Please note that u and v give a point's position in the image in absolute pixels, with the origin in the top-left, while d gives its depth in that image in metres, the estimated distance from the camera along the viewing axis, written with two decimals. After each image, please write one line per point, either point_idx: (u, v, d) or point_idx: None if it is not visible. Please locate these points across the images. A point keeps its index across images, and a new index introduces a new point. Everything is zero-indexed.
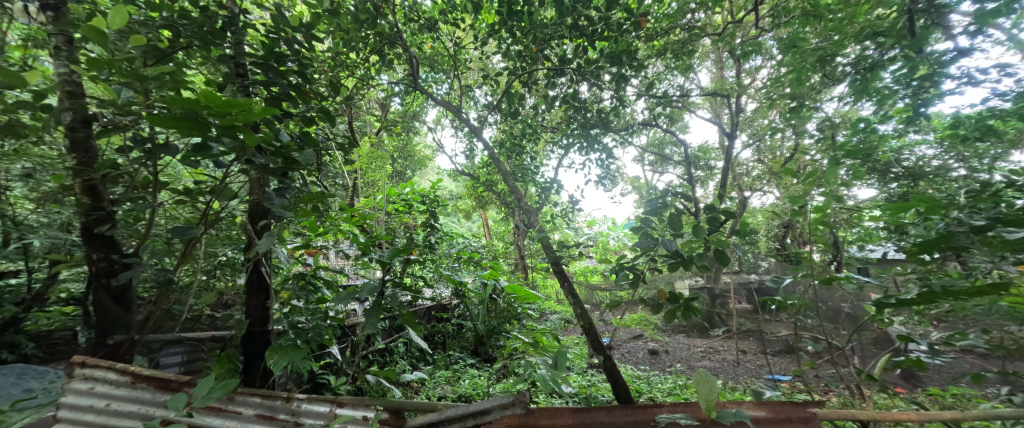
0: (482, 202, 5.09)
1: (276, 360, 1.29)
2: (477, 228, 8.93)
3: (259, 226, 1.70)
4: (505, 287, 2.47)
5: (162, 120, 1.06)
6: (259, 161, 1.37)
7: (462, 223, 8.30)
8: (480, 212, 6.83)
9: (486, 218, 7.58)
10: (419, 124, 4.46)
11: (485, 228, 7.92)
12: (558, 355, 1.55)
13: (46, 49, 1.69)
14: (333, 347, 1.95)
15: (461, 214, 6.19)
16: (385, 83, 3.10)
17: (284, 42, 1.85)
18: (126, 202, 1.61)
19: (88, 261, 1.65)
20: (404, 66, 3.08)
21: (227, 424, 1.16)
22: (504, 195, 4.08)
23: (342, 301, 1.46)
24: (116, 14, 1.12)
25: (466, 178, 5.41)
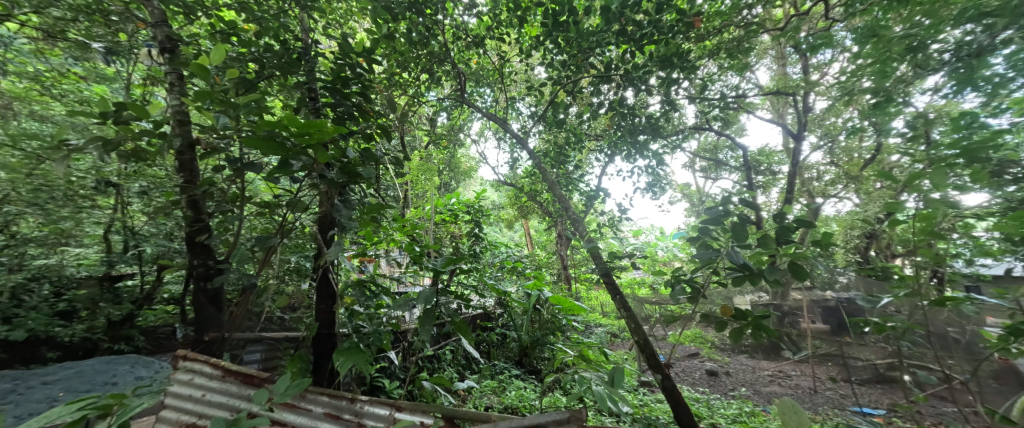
0: (524, 211, 5.11)
1: (342, 363, 1.36)
2: (519, 237, 8.83)
3: (327, 235, 1.84)
4: (548, 298, 2.35)
5: (252, 141, 1.24)
6: (329, 175, 1.52)
7: (505, 233, 8.32)
8: (523, 222, 6.89)
9: (528, 228, 7.56)
10: (464, 136, 4.55)
11: (527, 238, 7.86)
12: (615, 372, 1.47)
13: (161, 85, 2.01)
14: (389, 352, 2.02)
15: (504, 224, 6.24)
16: (433, 99, 3.22)
17: (349, 67, 2.04)
18: (219, 214, 1.83)
19: (189, 266, 1.90)
20: (451, 84, 3.20)
21: (301, 420, 1.26)
22: (548, 206, 4.02)
23: (399, 308, 1.52)
24: (216, 52, 1.31)
25: (508, 188, 5.44)
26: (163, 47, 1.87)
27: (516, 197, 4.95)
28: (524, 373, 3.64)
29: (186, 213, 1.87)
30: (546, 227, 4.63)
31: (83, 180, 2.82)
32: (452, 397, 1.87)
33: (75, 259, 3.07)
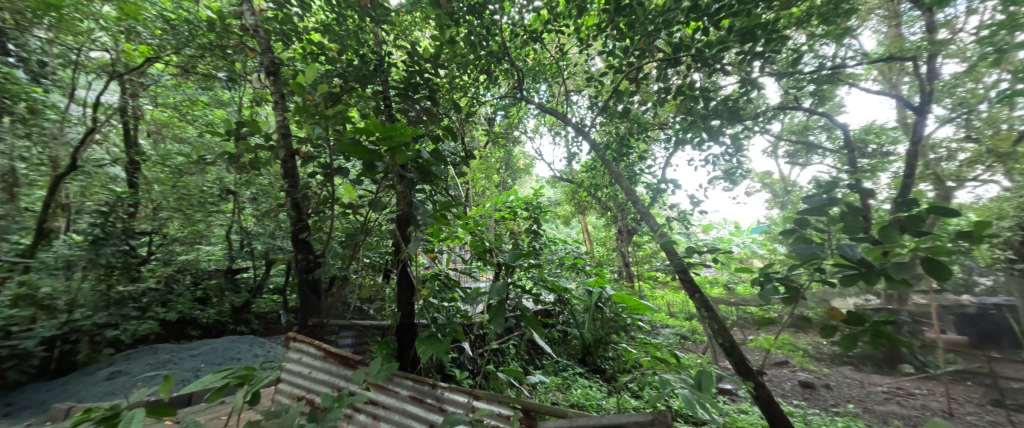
0: (582, 207, 4.99)
1: (423, 350, 1.47)
2: (576, 233, 8.62)
3: (405, 232, 1.98)
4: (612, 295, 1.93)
5: (348, 147, 1.47)
6: (408, 175, 1.69)
7: (561, 229, 8.17)
8: (581, 219, 6.74)
9: (586, 224, 7.38)
10: (520, 134, 4.58)
11: (585, 235, 7.67)
12: (702, 375, 1.38)
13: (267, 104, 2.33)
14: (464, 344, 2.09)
15: (562, 220, 6.15)
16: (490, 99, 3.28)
17: (418, 74, 2.20)
18: (316, 214, 2.08)
19: (295, 260, 2.19)
20: (509, 82, 3.22)
21: (391, 400, 1.45)
22: (607, 202, 3.87)
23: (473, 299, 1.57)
24: (310, 71, 1.53)
25: (565, 184, 5.36)
26: (268, 71, 2.16)
27: (574, 192, 4.84)
28: (589, 372, 3.57)
29: (290, 214, 2.15)
30: (606, 223, 4.46)
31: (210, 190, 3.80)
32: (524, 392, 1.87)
33: (206, 255, 4.12)
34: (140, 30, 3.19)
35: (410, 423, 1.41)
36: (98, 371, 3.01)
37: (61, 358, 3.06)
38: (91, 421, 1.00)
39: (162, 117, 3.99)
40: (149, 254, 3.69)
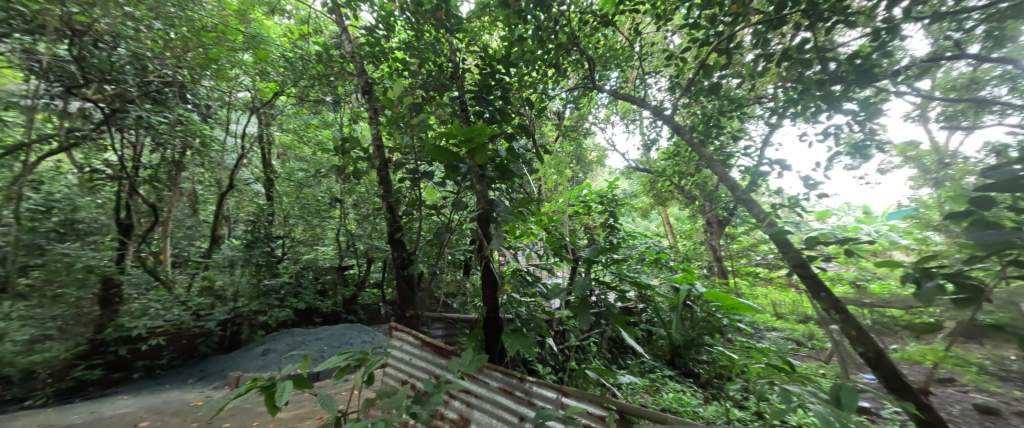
0: (663, 198, 4.65)
1: (510, 345, 1.52)
2: (655, 226, 8.07)
3: (486, 230, 2.05)
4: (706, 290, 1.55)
5: (433, 151, 1.60)
6: (487, 173, 1.78)
7: (639, 223, 7.72)
8: (661, 211, 6.28)
9: (666, 216, 6.87)
10: (590, 126, 4.43)
11: (664, 228, 7.15)
12: (846, 391, 0.99)
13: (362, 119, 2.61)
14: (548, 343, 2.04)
15: (640, 213, 5.81)
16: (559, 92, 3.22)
17: (491, 74, 2.29)
18: (407, 216, 2.29)
19: (390, 258, 2.45)
20: (577, 73, 3.14)
21: (484, 390, 1.60)
22: (696, 191, 3.47)
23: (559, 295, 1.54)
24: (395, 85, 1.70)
25: (642, 174, 5.04)
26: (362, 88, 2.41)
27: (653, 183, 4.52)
28: (680, 376, 3.31)
29: (385, 217, 2.40)
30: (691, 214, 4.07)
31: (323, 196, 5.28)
32: (615, 392, 1.80)
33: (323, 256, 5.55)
34: (269, 70, 4.45)
35: (501, 413, 1.52)
36: (255, 348, 4.50)
37: (230, 336, 4.74)
38: (258, 387, 1.33)
39: (286, 140, 5.76)
40: (283, 256, 5.20)
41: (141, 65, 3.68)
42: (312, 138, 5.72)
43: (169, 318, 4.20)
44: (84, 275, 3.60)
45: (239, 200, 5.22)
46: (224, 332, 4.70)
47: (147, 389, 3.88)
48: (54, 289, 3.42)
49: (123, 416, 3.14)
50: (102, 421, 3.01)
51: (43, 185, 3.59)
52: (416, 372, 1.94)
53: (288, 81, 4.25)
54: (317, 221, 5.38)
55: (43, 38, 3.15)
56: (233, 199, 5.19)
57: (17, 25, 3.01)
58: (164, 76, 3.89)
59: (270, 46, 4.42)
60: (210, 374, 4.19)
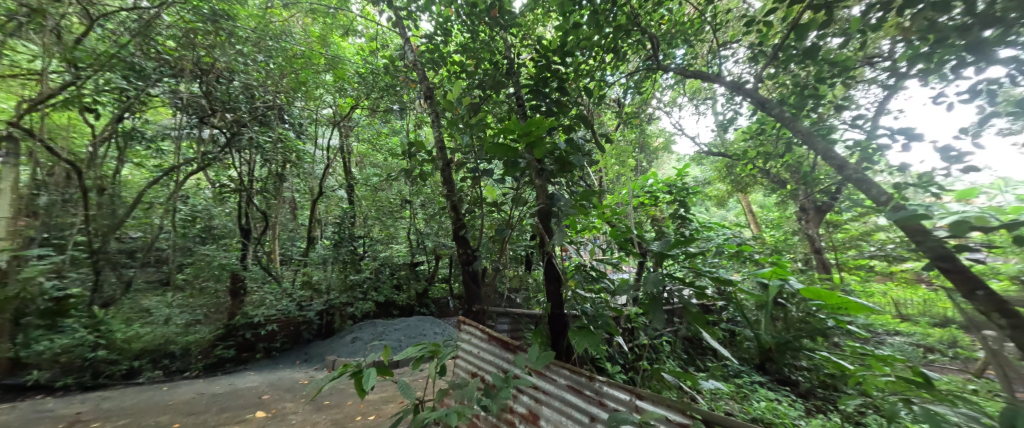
0: (743, 183, 4.20)
1: (578, 343, 1.46)
2: (734, 216, 7.34)
3: (547, 225, 2.01)
4: (794, 288, 1.31)
5: (491, 148, 1.60)
6: (547, 167, 1.74)
7: (715, 213, 7.09)
8: (742, 198, 5.68)
9: (748, 204, 6.20)
10: (654, 111, 4.17)
11: (746, 218, 6.47)
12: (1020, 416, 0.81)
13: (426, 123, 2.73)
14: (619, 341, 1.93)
15: (716, 202, 5.32)
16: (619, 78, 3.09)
17: (547, 66, 2.24)
18: (469, 214, 2.34)
19: (456, 255, 2.54)
20: (637, 56, 2.98)
21: (553, 387, 1.56)
22: (781, 176, 3.09)
23: (632, 291, 1.41)
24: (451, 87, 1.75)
25: (717, 159, 4.61)
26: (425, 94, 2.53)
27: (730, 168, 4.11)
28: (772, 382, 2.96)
29: (449, 216, 2.49)
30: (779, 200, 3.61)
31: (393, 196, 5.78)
32: (699, 398, 1.63)
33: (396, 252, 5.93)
34: (347, 86, 5.32)
35: (572, 411, 1.48)
36: (345, 335, 5.00)
37: (325, 325, 5.35)
38: (348, 372, 1.48)
39: (362, 149, 6.41)
40: (364, 253, 5.71)
41: (250, 94, 4.85)
42: (383, 146, 6.34)
43: (278, 308, 4.96)
44: (219, 271, 4.70)
45: (327, 205, 6.10)
46: (321, 321, 5.35)
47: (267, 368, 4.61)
48: (201, 281, 4.61)
49: (249, 389, 3.74)
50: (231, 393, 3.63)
51: (190, 200, 5.03)
52: (485, 365, 1.97)
53: (362, 94, 5.12)
54: (390, 222, 5.78)
55: (182, 79, 4.40)
56: (323, 204, 6.08)
57: (166, 71, 4.26)
58: (268, 101, 4.98)
59: (346, 64, 5.32)
60: (313, 357, 4.79)
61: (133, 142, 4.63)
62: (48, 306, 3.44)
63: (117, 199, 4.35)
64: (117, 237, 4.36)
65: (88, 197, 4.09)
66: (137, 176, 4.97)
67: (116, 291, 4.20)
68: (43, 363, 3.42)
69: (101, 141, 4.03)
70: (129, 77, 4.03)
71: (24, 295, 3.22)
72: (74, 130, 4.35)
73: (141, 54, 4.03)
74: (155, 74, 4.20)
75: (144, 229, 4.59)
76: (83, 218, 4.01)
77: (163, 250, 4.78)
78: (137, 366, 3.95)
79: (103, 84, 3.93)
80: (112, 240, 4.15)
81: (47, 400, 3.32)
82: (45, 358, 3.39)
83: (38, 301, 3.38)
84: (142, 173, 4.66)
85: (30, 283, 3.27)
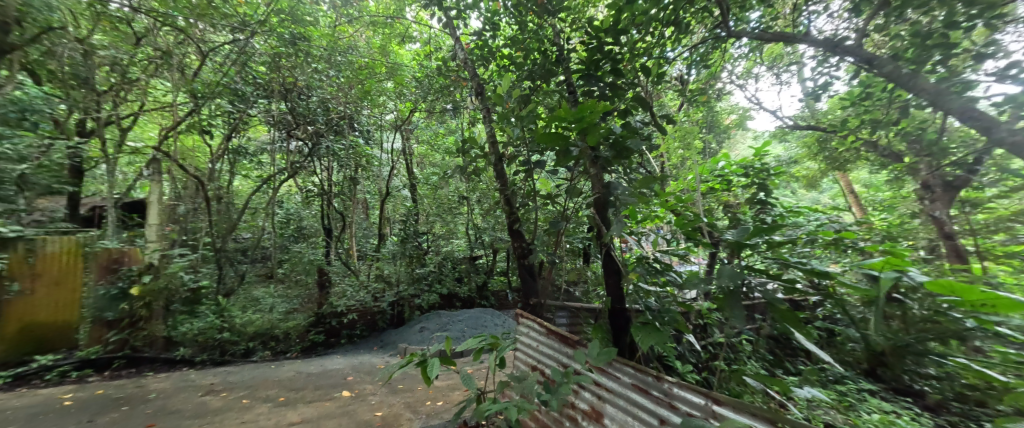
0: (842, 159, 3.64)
1: (641, 340, 1.36)
2: (831, 198, 6.40)
3: (604, 215, 1.90)
4: (917, 281, 1.05)
5: (541, 137, 1.55)
6: (602, 154, 1.65)
7: (806, 196, 6.25)
8: (841, 177, 4.91)
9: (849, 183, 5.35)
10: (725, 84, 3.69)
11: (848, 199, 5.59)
12: None
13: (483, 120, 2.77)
14: (691, 339, 1.76)
15: (807, 182, 4.68)
16: (681, 55, 2.85)
17: (599, 47, 2.11)
18: (523, 208, 2.33)
19: (511, 249, 2.55)
20: (702, 27, 2.73)
21: (617, 385, 1.48)
22: (921, 137, 2.48)
23: (703, 285, 1.25)
24: (501, 82, 1.86)
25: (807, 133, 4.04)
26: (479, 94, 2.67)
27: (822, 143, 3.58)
28: None
29: (504, 210, 2.51)
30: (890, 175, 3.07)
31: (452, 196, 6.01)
32: (791, 405, 1.42)
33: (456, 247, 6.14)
34: (406, 91, 5.75)
35: (638, 411, 1.39)
36: (414, 325, 5.27)
37: (396, 315, 5.66)
38: (415, 361, 1.55)
39: (422, 150, 6.71)
40: (427, 249, 5.97)
41: (325, 106, 5.40)
42: (441, 146, 6.54)
43: (357, 299, 5.32)
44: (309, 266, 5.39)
45: (394, 204, 6.31)
46: (394, 311, 5.64)
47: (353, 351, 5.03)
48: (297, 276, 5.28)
49: (335, 371, 4.09)
50: (320, 374, 4.01)
51: (285, 203, 5.83)
52: (544, 359, 1.94)
53: (420, 97, 5.45)
54: (449, 218, 6.03)
55: (273, 99, 5.07)
56: (392, 204, 6.42)
57: (259, 93, 4.95)
58: (340, 112, 5.53)
59: (404, 70, 5.74)
60: (388, 344, 5.09)
61: (242, 157, 5.46)
62: (186, 295, 4.34)
63: (230, 207, 5.27)
64: (233, 238, 5.29)
65: (212, 205, 4.98)
66: (245, 185, 5.85)
67: (233, 283, 4.96)
68: (186, 341, 4.23)
69: (218, 156, 4.91)
70: (234, 101, 4.80)
71: (171, 286, 4.17)
72: (197, 150, 5.44)
73: (242, 81, 4.83)
74: (253, 97, 4.90)
75: (253, 230, 5.51)
76: (208, 222, 4.87)
77: (268, 249, 5.59)
78: (252, 347, 4.60)
79: (215, 110, 4.77)
80: (229, 239, 4.95)
81: (189, 371, 4.03)
82: (189, 337, 4.23)
83: (180, 291, 4.28)
84: (248, 182, 5.68)
85: (174, 278, 4.18)
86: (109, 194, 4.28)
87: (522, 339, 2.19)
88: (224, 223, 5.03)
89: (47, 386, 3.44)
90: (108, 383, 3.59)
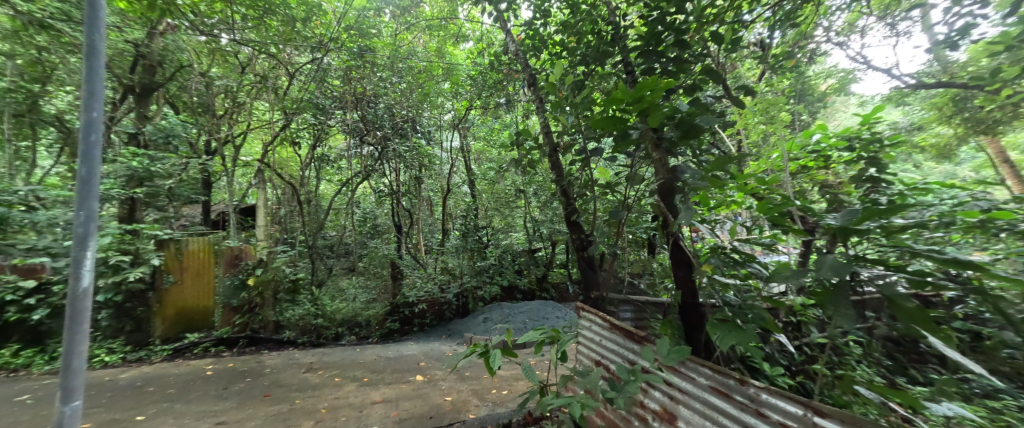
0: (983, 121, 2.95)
1: (720, 338, 1.22)
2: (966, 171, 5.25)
3: (671, 202, 1.74)
4: None
5: (597, 123, 1.46)
6: (667, 136, 1.51)
7: None
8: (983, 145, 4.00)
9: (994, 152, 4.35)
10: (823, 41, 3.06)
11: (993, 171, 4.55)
12: None
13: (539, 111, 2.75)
14: (782, 338, 1.54)
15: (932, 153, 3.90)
16: (758, 18, 2.53)
17: (660, 19, 1.93)
18: (580, 198, 2.26)
19: (569, 241, 2.50)
20: None
21: (692, 386, 1.36)
22: None
23: (794, 279, 1.07)
24: (554, 67, 1.84)
25: None
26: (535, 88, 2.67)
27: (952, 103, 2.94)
28: None
29: (561, 201, 2.46)
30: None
31: (509, 190, 6.06)
32: (922, 421, 1.17)
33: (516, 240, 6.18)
34: (461, 90, 5.92)
35: (717, 415, 1.26)
36: (478, 316, 5.41)
37: (461, 305, 5.81)
38: (478, 352, 1.57)
39: (480, 146, 6.86)
40: (487, 242, 6.09)
41: (390, 111, 5.73)
42: (497, 140, 6.56)
43: (426, 290, 5.57)
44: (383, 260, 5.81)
45: (455, 201, 6.45)
46: (458, 302, 5.80)
47: (426, 337, 5.32)
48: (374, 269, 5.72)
49: (409, 356, 4.35)
50: (398, 358, 4.29)
51: (360, 204, 6.41)
52: (608, 354, 1.85)
53: (475, 95, 5.58)
54: (507, 212, 6.10)
55: (348, 109, 5.55)
56: (453, 200, 6.66)
57: (336, 104, 5.48)
58: (404, 116, 5.85)
59: (459, 70, 5.91)
60: (455, 333, 5.27)
61: (324, 164, 6.05)
62: (288, 285, 4.91)
63: (314, 208, 5.86)
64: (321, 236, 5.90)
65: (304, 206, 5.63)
66: (328, 189, 6.48)
67: (323, 274, 5.47)
68: (291, 324, 4.81)
69: (307, 163, 5.55)
70: (316, 114, 5.39)
71: (277, 278, 4.79)
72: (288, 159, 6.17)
73: (322, 95, 5.44)
74: (331, 109, 5.44)
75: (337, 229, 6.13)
76: (302, 222, 5.50)
77: (349, 245, 6.14)
78: (341, 331, 5.06)
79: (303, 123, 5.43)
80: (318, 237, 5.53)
81: (295, 350, 4.57)
82: (292, 321, 4.80)
83: (284, 282, 4.88)
84: (329, 185, 6.27)
85: (278, 270, 4.79)
86: (229, 199, 5.33)
87: (585, 334, 2.12)
88: (313, 222, 5.73)
89: (197, 358, 4.12)
90: (238, 358, 4.21)
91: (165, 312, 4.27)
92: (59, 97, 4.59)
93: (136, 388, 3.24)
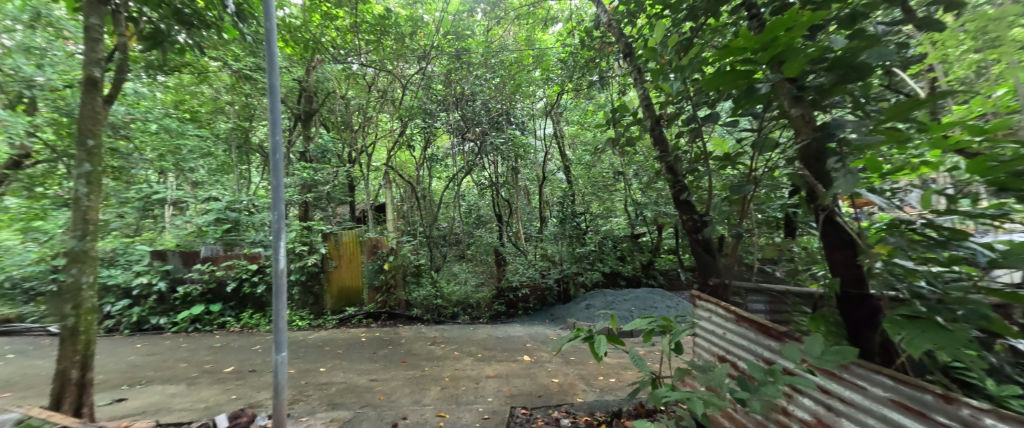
0: None
1: (907, 339, 0.93)
2: None
3: (819, 169, 1.40)
4: None
5: (713, 81, 1.26)
6: (814, 84, 1.21)
7: None
8: None
9: None
10: None
11: None
12: None
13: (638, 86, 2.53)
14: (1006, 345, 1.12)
15: None
16: None
17: None
18: (690, 174, 2.02)
19: (680, 222, 2.28)
20: None
21: (862, 397, 1.09)
22: None
23: None
24: (654, 29, 1.66)
25: None
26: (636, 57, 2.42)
27: None
28: None
29: (667, 179, 2.25)
30: None
31: (607, 173, 5.77)
32: None
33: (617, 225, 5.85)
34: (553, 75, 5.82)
35: None
36: (580, 303, 5.33)
37: (563, 291, 5.80)
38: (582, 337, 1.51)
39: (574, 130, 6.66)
40: (586, 228, 5.93)
41: (487, 106, 5.95)
42: (592, 122, 6.25)
43: (528, 275, 5.70)
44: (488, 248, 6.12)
45: (551, 188, 6.42)
46: (559, 288, 5.80)
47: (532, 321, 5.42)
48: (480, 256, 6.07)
49: (517, 337, 4.51)
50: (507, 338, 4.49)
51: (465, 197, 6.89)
52: (735, 351, 1.62)
53: (567, 79, 5.42)
54: (606, 196, 5.82)
55: (450, 109, 5.94)
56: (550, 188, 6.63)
57: (441, 106, 5.92)
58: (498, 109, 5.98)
59: (549, 55, 5.80)
60: (558, 318, 5.30)
61: (434, 163, 6.60)
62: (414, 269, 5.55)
63: (427, 203, 6.46)
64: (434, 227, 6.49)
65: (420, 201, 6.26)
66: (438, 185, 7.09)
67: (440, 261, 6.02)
68: (418, 304, 5.47)
69: (420, 163, 6.17)
70: (426, 118, 5.92)
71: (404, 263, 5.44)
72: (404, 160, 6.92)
73: (430, 99, 5.93)
74: (437, 112, 5.92)
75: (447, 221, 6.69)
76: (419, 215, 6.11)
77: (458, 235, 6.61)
78: (457, 311, 5.51)
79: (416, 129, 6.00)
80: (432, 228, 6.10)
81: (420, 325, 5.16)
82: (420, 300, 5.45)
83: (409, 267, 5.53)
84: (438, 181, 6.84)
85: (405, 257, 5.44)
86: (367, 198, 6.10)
87: (704, 325, 1.89)
88: (427, 215, 6.35)
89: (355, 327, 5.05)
90: (381, 329, 4.93)
91: (332, 290, 5.35)
92: (259, 130, 6.57)
93: (316, 347, 4.08)
